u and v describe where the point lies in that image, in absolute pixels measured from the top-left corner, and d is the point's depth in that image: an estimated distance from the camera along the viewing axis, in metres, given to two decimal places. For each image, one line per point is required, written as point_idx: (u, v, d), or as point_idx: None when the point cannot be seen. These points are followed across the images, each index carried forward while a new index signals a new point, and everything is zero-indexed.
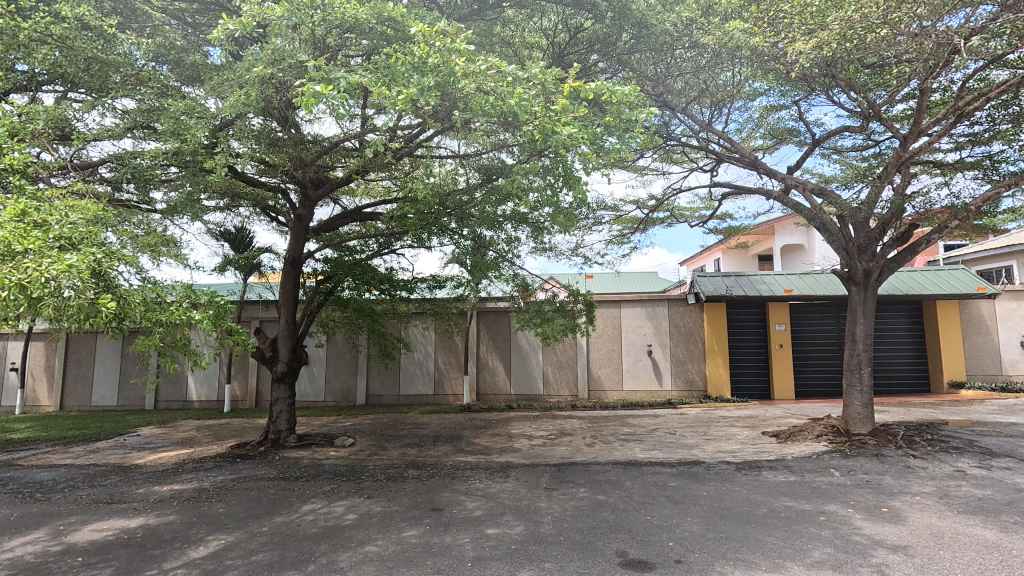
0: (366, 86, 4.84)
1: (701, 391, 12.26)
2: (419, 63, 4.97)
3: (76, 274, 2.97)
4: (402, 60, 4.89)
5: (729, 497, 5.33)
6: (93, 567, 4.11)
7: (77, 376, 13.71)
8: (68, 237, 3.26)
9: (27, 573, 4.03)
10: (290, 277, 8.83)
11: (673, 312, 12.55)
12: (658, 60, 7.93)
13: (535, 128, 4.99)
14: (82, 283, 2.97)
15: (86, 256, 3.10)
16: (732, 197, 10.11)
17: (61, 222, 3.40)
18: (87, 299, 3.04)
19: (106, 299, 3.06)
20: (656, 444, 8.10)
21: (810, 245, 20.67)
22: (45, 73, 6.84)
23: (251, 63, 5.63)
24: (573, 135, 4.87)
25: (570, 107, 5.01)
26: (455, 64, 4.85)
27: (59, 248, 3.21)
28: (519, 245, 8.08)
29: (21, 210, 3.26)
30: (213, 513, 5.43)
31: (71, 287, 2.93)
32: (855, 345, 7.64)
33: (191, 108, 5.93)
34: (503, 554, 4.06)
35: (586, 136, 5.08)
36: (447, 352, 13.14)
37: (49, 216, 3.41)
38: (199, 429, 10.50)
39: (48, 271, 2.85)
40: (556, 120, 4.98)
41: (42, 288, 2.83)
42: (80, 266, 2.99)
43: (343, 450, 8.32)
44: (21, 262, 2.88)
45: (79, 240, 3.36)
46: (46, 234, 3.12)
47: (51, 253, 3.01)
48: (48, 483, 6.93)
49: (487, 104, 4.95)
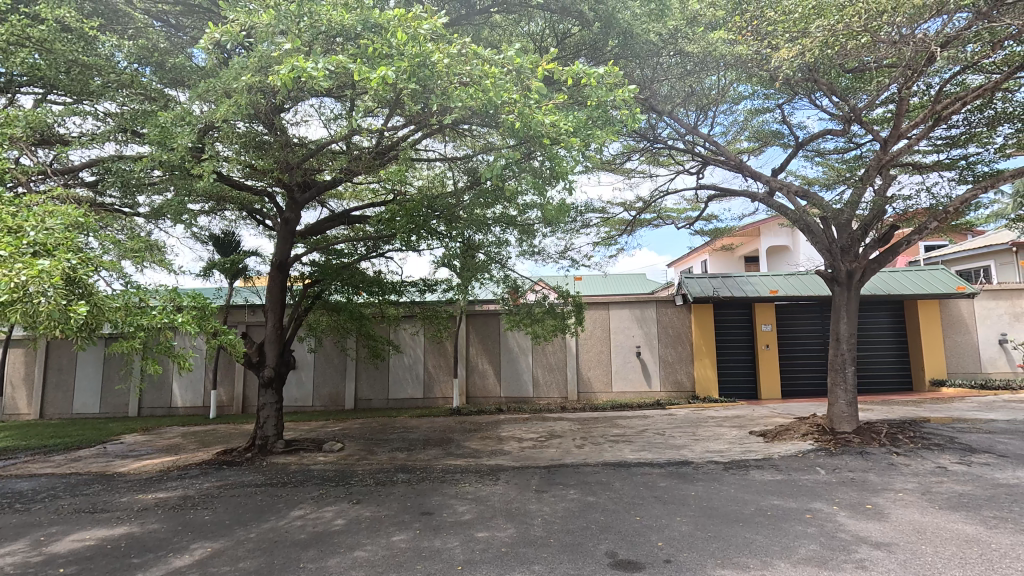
0: (346, 67, 4.80)
1: (689, 392, 12.35)
2: (397, 55, 4.96)
3: (45, 278, 2.91)
4: (378, 48, 4.93)
5: (717, 496, 5.38)
6: None
7: (58, 383, 13.45)
8: (44, 242, 3.20)
9: None
10: (277, 280, 8.75)
11: (662, 313, 12.65)
12: (642, 66, 7.99)
13: (514, 116, 5.08)
14: (52, 289, 2.91)
15: (59, 262, 3.05)
16: (718, 199, 10.25)
17: (37, 228, 3.35)
18: (59, 307, 2.97)
19: (80, 306, 3.00)
20: (646, 445, 8.15)
21: (795, 246, 20.95)
22: (26, 77, 6.72)
23: (239, 68, 5.64)
24: (556, 127, 5.00)
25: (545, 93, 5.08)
26: (438, 61, 4.91)
27: (33, 254, 3.15)
28: (507, 248, 8.14)
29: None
30: (198, 521, 5.36)
31: (41, 293, 2.86)
32: (839, 345, 7.76)
33: (178, 116, 5.96)
34: (493, 556, 4.07)
35: (568, 126, 5.14)
36: (436, 355, 13.08)
37: (24, 223, 3.36)
38: (185, 436, 10.35)
39: (17, 276, 2.80)
40: (536, 116, 5.12)
41: (14, 294, 2.77)
42: (52, 271, 2.94)
43: (332, 455, 8.28)
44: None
45: (55, 246, 3.30)
46: (19, 240, 3.07)
47: (23, 259, 2.96)
48: (28, 493, 6.79)
49: (472, 99, 5.04)
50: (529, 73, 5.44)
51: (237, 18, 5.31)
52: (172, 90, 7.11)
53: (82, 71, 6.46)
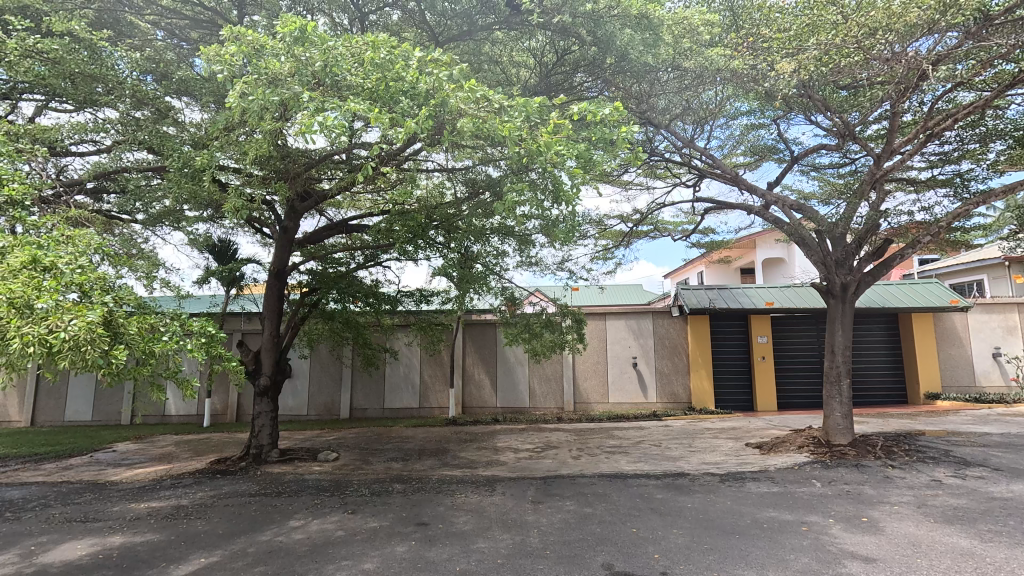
0: (364, 111, 4.92)
1: (685, 404, 12.35)
2: (409, 88, 5.14)
3: (93, 326, 2.95)
4: (394, 86, 5.06)
5: (714, 508, 5.37)
6: None
7: (49, 391, 13.31)
8: (79, 282, 3.25)
9: None
10: (275, 288, 8.75)
11: (658, 324, 12.68)
12: (640, 81, 8.15)
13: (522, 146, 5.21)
14: (98, 336, 2.97)
15: (102, 308, 3.11)
16: (715, 212, 10.38)
17: (69, 265, 3.36)
18: (104, 352, 3.01)
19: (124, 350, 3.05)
20: (642, 456, 8.14)
21: (790, 259, 21.11)
22: (33, 89, 6.82)
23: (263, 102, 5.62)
24: (560, 152, 5.14)
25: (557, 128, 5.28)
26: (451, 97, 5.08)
27: (71, 295, 3.21)
28: (506, 258, 8.37)
29: (30, 256, 3.22)
30: (192, 531, 5.32)
31: (89, 342, 2.91)
32: (834, 357, 7.81)
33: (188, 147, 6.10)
34: (489, 568, 4.05)
35: (573, 152, 5.29)
36: (433, 364, 13.07)
37: (58, 259, 3.38)
38: (177, 445, 10.25)
39: (67, 327, 2.86)
40: (544, 142, 5.29)
41: (62, 342, 2.82)
42: (99, 319, 2.99)
43: (327, 464, 8.23)
44: (40, 317, 2.90)
45: (89, 285, 3.35)
46: (58, 283, 3.11)
47: (65, 305, 3.01)
48: (19, 502, 6.72)
49: (481, 127, 5.17)
50: (539, 116, 5.59)
51: (257, 46, 5.46)
52: (177, 100, 7.28)
53: (86, 81, 6.52)
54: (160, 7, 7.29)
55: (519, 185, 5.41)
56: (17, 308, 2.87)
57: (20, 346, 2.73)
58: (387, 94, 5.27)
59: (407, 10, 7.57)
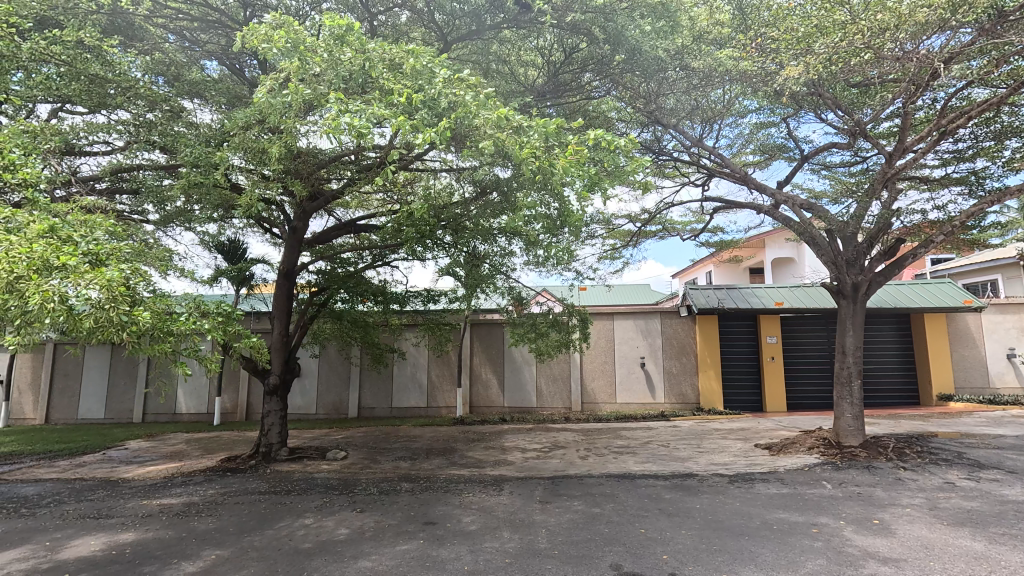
0: (387, 116, 4.97)
1: (693, 404, 12.28)
2: (430, 98, 5.20)
3: (109, 288, 3.13)
4: (414, 95, 5.14)
5: (723, 509, 5.34)
6: None
7: (63, 389, 13.47)
8: (97, 253, 3.45)
9: None
10: (283, 288, 8.80)
11: (666, 324, 12.61)
12: (649, 80, 8.18)
13: (532, 164, 5.26)
14: (118, 296, 3.15)
15: (120, 271, 3.30)
16: (724, 211, 10.32)
17: (86, 239, 3.57)
18: (122, 313, 3.18)
19: (140, 312, 3.23)
20: (650, 456, 8.11)
21: (799, 259, 20.93)
22: (45, 94, 6.89)
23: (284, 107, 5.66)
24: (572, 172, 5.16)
25: (573, 144, 5.33)
26: (469, 109, 5.14)
27: (89, 263, 3.40)
28: (513, 258, 8.40)
29: (50, 227, 3.45)
30: (204, 528, 5.37)
31: (106, 301, 3.09)
32: (844, 358, 7.74)
33: (199, 152, 6.26)
34: (498, 567, 4.06)
35: (584, 171, 5.31)
36: (440, 364, 13.09)
37: (75, 235, 3.58)
38: (188, 443, 10.34)
39: (87, 287, 3.05)
40: (559, 159, 5.34)
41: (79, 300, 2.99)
42: (116, 281, 3.17)
43: (335, 463, 8.28)
44: (62, 277, 3.08)
45: (106, 258, 3.54)
46: (77, 250, 3.32)
47: (86, 271, 3.20)
48: (34, 498, 6.82)
49: (504, 142, 5.29)
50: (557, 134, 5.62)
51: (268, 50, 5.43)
52: (189, 102, 7.39)
53: (101, 85, 6.61)
54: (171, 9, 7.37)
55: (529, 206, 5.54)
56: (37, 268, 3.06)
57: (42, 302, 2.86)
58: (408, 104, 5.34)
59: (415, 11, 7.57)
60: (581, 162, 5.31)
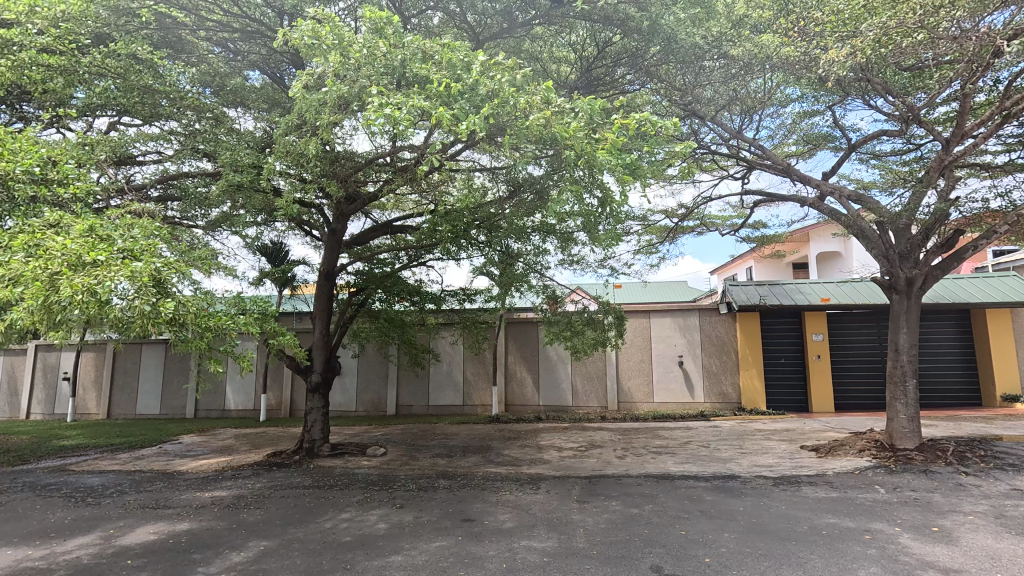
0: (425, 109, 5.03)
1: (734, 404, 11.95)
2: (468, 89, 5.24)
3: (135, 279, 3.39)
4: (455, 85, 5.17)
5: (767, 513, 5.18)
6: (140, 570, 4.32)
7: (123, 386, 14.29)
8: (131, 249, 3.74)
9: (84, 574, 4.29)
10: (324, 289, 9.06)
11: (705, 321, 12.32)
12: (685, 71, 8.05)
13: (574, 151, 5.21)
14: (143, 286, 3.42)
15: (147, 263, 3.55)
16: (765, 205, 9.99)
17: (122, 237, 3.97)
18: (149, 306, 3.43)
19: (166, 303, 3.47)
20: (690, 457, 7.95)
21: (847, 253, 20.06)
22: (103, 107, 7.34)
23: (315, 104, 5.59)
24: (610, 156, 5.06)
25: (612, 133, 5.22)
26: (506, 94, 5.12)
27: (123, 258, 3.70)
28: (548, 256, 8.40)
29: (90, 227, 3.87)
30: (252, 519, 5.61)
31: (131, 291, 3.37)
32: (898, 356, 7.37)
33: (241, 159, 6.54)
34: (536, 566, 4.06)
35: (621, 156, 5.21)
36: (475, 362, 13.18)
37: (112, 233, 3.97)
38: (237, 438, 10.80)
39: (115, 278, 3.32)
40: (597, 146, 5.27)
41: (109, 290, 3.26)
42: (141, 272, 3.43)
43: (375, 459, 8.48)
44: (91, 269, 3.39)
45: (141, 253, 3.83)
46: (111, 247, 3.63)
47: (119, 262, 3.50)
48: (98, 488, 7.27)
49: (542, 130, 5.26)
50: (599, 116, 5.50)
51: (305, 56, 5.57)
52: (233, 110, 7.72)
53: (152, 96, 6.99)
54: (215, 21, 7.71)
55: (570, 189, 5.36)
56: (73, 264, 3.40)
57: (72, 294, 3.15)
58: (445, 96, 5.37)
59: (448, 12, 7.68)
60: (619, 149, 5.20)
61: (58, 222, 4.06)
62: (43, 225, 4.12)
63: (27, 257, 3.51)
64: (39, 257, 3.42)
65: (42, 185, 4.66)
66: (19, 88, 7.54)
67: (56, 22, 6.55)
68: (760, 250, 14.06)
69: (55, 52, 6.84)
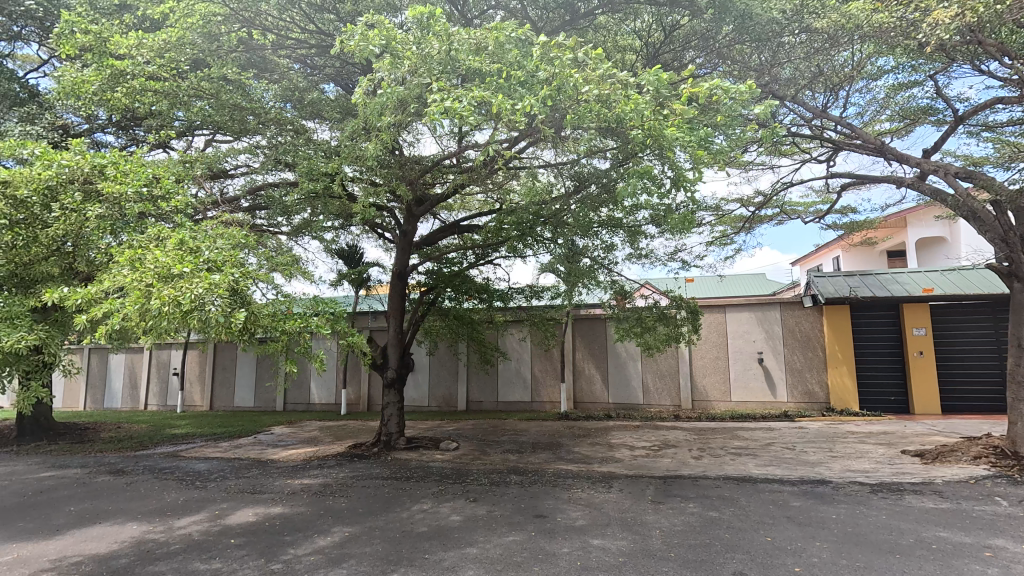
0: (488, 100, 5.05)
1: (823, 404, 11.13)
2: (528, 78, 5.20)
3: (213, 290, 3.76)
4: (514, 74, 5.16)
5: (864, 522, 4.79)
6: (240, 548, 4.74)
7: (223, 381, 15.69)
8: (215, 260, 4.15)
9: (195, 549, 4.78)
10: (397, 288, 9.44)
11: (787, 315, 11.56)
12: (761, 50, 7.60)
13: (643, 130, 5.02)
14: (219, 294, 3.80)
15: (223, 275, 3.92)
16: (855, 188, 9.20)
17: (210, 249, 4.36)
18: (225, 315, 3.79)
19: (237, 314, 3.79)
20: (773, 460, 7.51)
21: (954, 238, 18.08)
22: (199, 126, 8.08)
23: (380, 107, 5.82)
24: (682, 135, 4.82)
25: (681, 109, 4.98)
26: (569, 74, 5.00)
27: (208, 269, 4.10)
28: (616, 251, 8.26)
29: (182, 241, 4.29)
30: (337, 506, 5.98)
31: (210, 301, 3.73)
32: (1021, 352, 6.54)
33: (317, 168, 6.95)
34: (611, 566, 4.02)
35: (694, 135, 4.96)
36: (543, 359, 13.19)
37: (201, 245, 4.37)
38: (322, 430, 11.53)
39: (195, 289, 3.71)
40: (666, 125, 5.04)
41: (191, 301, 3.67)
42: (219, 284, 3.80)
43: (448, 453, 8.74)
44: (178, 282, 3.82)
45: (224, 263, 4.23)
46: (197, 259, 4.06)
47: (200, 274, 3.91)
48: (205, 473, 8.05)
49: (607, 114, 5.14)
50: (667, 91, 5.23)
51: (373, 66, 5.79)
52: (310, 122, 8.21)
53: (241, 114, 7.60)
54: (294, 39, 8.23)
55: (643, 172, 5.13)
56: (164, 276, 3.87)
57: (159, 306, 3.63)
58: (506, 86, 5.36)
59: (510, 9, 7.73)
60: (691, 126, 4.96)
61: (159, 236, 4.53)
62: (149, 239, 4.62)
63: (130, 270, 4.02)
64: (137, 271, 3.93)
65: (149, 201, 5.23)
66: (132, 114, 8.45)
67: (160, 52, 7.30)
68: (851, 237, 13.01)
69: (160, 79, 7.62)
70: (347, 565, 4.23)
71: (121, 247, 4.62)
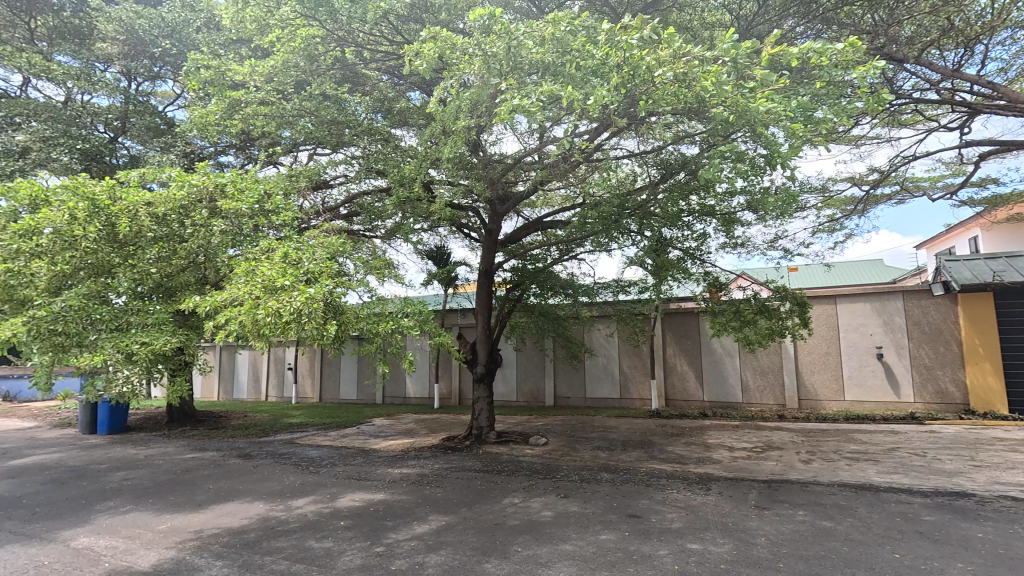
0: (558, 92, 5.02)
1: (960, 405, 9.77)
2: (598, 66, 5.07)
3: (307, 301, 4.13)
4: (588, 64, 5.07)
5: (1019, 543, 4.14)
6: (348, 530, 5.13)
7: (330, 375, 17.00)
8: (313, 272, 4.52)
9: (310, 528, 5.25)
10: (483, 286, 9.63)
11: (911, 304, 10.28)
12: (873, 7, 6.85)
13: (727, 108, 4.77)
14: (313, 306, 4.17)
15: (317, 288, 4.28)
16: (997, 156, 7.94)
17: (310, 259, 4.72)
18: (320, 326, 4.24)
19: (330, 326, 4.21)
20: (898, 466, 6.72)
21: None
22: (303, 142, 8.81)
23: (454, 111, 6.03)
24: (773, 109, 4.47)
25: (770, 81, 4.62)
26: (639, 57, 4.84)
27: (307, 280, 4.49)
28: (708, 241, 7.84)
29: (285, 254, 4.67)
30: (434, 496, 6.25)
31: (305, 312, 4.12)
32: None
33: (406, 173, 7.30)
34: (710, 573, 3.82)
35: (789, 107, 4.57)
36: (631, 355, 12.83)
37: (301, 256, 4.75)
38: (419, 422, 12.13)
39: (293, 301, 4.10)
40: (752, 99, 4.71)
41: (289, 313, 4.09)
42: (312, 297, 4.16)
43: (538, 448, 8.80)
44: (281, 294, 4.22)
45: (320, 273, 4.60)
46: (298, 272, 4.45)
47: (299, 287, 4.29)
48: (317, 459, 8.80)
49: (687, 95, 4.92)
50: (749, 62, 4.88)
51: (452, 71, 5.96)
52: (399, 129, 8.59)
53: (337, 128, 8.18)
54: (382, 52, 8.68)
55: (726, 150, 4.85)
56: (270, 288, 4.27)
57: (262, 317, 4.07)
58: (577, 75, 5.28)
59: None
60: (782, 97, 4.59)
61: (268, 248, 5.02)
62: (262, 251, 5.10)
63: (244, 282, 4.48)
64: (249, 282, 4.39)
65: (262, 215, 5.80)
66: (247, 136, 9.39)
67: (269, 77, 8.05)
68: (993, 210, 11.25)
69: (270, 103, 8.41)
70: (443, 552, 4.42)
71: (238, 258, 5.17)
